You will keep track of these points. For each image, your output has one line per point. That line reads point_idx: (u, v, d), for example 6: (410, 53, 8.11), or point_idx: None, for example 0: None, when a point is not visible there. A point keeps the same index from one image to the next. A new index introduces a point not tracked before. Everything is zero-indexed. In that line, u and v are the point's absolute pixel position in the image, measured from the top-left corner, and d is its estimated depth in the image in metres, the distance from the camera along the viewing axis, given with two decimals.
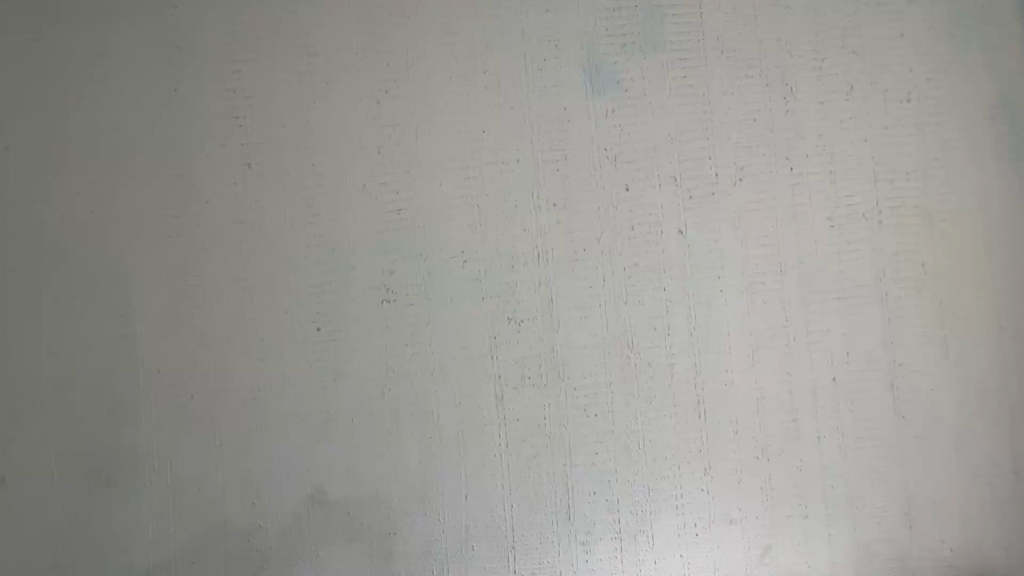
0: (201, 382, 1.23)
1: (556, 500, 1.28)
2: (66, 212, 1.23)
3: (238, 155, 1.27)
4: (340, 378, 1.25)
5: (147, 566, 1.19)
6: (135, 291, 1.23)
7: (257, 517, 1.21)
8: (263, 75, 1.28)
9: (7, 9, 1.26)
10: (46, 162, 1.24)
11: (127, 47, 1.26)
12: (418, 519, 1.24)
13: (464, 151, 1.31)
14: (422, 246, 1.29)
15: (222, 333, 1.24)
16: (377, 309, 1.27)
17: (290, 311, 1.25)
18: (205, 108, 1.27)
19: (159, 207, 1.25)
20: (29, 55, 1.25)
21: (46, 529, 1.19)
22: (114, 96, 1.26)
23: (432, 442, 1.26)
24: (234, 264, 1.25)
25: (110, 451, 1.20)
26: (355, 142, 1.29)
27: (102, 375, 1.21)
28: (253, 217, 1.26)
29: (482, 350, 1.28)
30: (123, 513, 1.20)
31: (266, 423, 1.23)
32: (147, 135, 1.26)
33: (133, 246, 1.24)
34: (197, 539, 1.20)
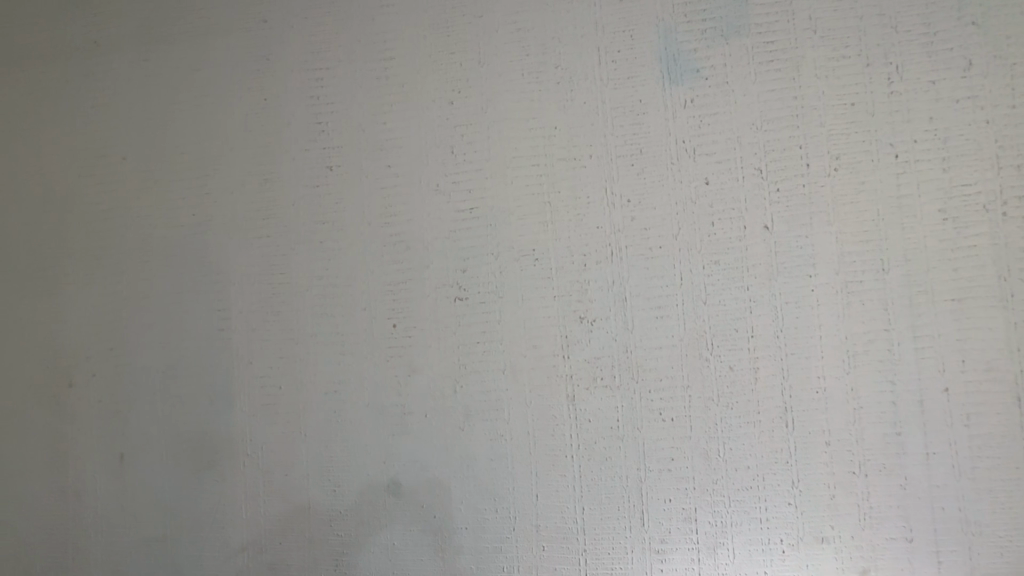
0: (288, 373, 1.30)
1: (629, 505, 1.24)
2: (172, 215, 1.35)
3: (320, 159, 1.33)
4: (415, 374, 1.28)
5: (242, 542, 1.28)
6: (230, 288, 1.33)
7: (337, 504, 1.27)
8: (343, 80, 1.34)
9: (125, 33, 1.39)
10: (157, 170, 1.37)
11: (224, 62, 1.36)
12: (489, 516, 1.25)
13: (535, 148, 1.30)
14: (494, 244, 1.29)
15: (306, 328, 1.31)
16: (449, 306, 1.29)
17: (368, 308, 1.30)
18: (292, 114, 1.34)
19: (252, 210, 1.33)
20: (143, 74, 1.38)
21: (156, 503, 1.31)
22: (213, 107, 1.36)
23: (503, 441, 1.26)
24: (317, 262, 1.31)
25: (209, 434, 1.31)
26: (429, 142, 1.32)
27: (203, 364, 1.32)
28: (335, 218, 1.32)
29: (553, 350, 1.27)
30: (221, 492, 1.29)
31: (346, 415, 1.28)
32: (242, 143, 1.35)
33: (229, 246, 1.33)
34: (284, 520, 1.28)
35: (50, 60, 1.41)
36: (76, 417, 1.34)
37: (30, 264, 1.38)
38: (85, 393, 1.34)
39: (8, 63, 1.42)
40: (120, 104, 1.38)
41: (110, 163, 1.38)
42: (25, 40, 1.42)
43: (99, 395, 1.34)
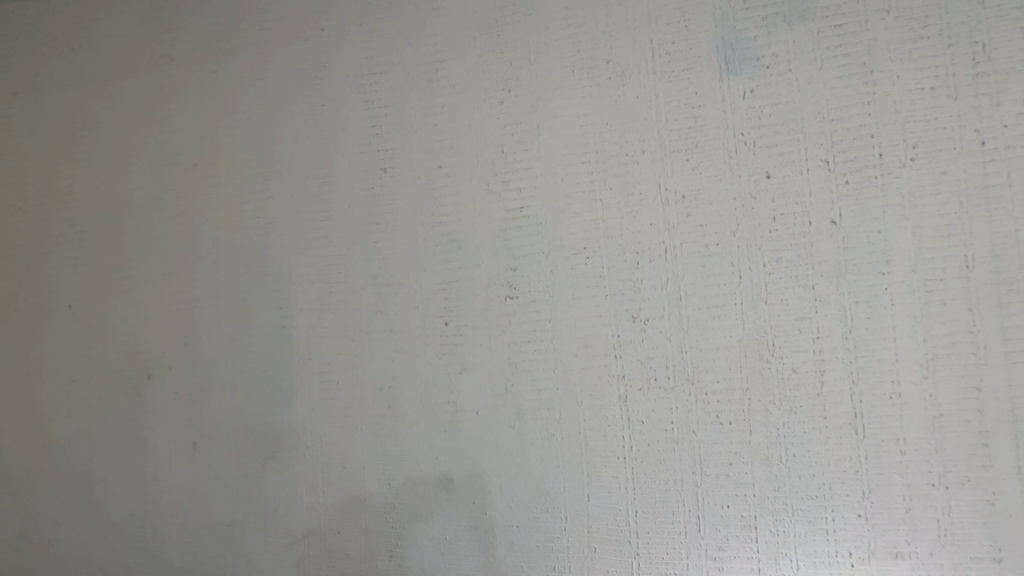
0: (345, 369, 1.34)
1: (684, 510, 1.20)
2: (237, 216, 1.41)
3: (375, 161, 1.36)
4: (466, 371, 1.29)
5: (302, 531, 1.33)
6: (291, 287, 1.37)
7: (392, 497, 1.30)
8: (396, 84, 1.37)
9: (192, 44, 1.45)
10: (223, 175, 1.42)
11: (283, 69, 1.41)
12: (540, 515, 1.25)
13: (586, 145, 1.28)
14: (545, 243, 1.28)
15: (361, 325, 1.34)
16: (500, 305, 1.29)
17: (421, 306, 1.32)
18: (347, 118, 1.38)
19: (311, 211, 1.38)
20: (209, 82, 1.43)
21: (222, 491, 1.37)
22: (274, 113, 1.40)
23: (554, 440, 1.26)
24: (372, 262, 1.35)
25: (271, 427, 1.36)
26: (480, 142, 1.32)
27: (266, 360, 1.37)
28: (388, 219, 1.35)
29: (605, 349, 1.25)
30: (282, 482, 1.34)
31: (399, 410, 1.31)
32: (300, 147, 1.39)
33: (289, 246, 1.38)
34: (341, 511, 1.32)
35: (122, 70, 1.47)
36: (152, 408, 1.41)
37: (109, 264, 1.45)
38: (160, 386, 1.41)
39: (84, 74, 1.49)
40: (188, 112, 1.44)
41: (180, 168, 1.44)
42: (100, 51, 1.49)
43: (172, 388, 1.41)
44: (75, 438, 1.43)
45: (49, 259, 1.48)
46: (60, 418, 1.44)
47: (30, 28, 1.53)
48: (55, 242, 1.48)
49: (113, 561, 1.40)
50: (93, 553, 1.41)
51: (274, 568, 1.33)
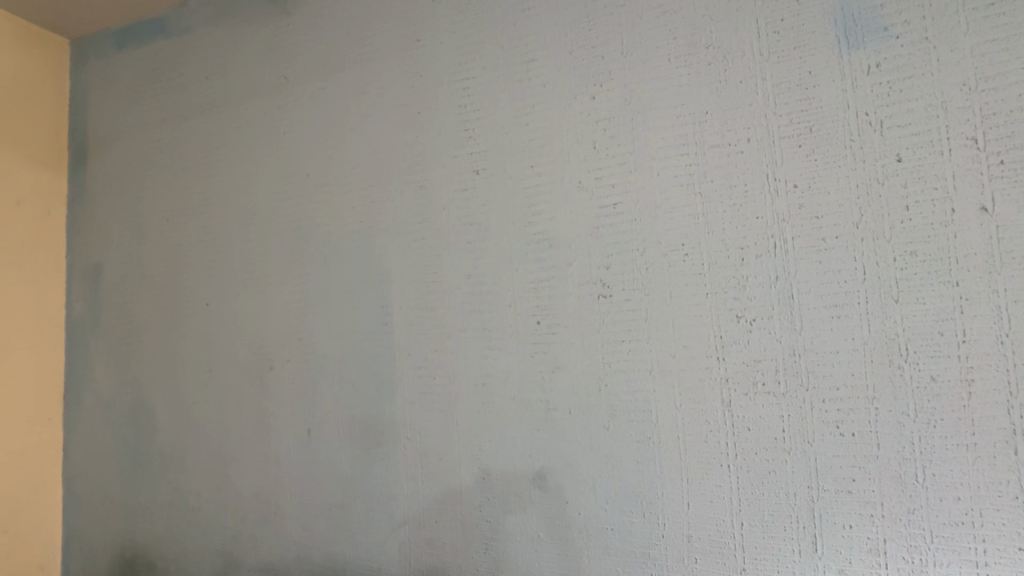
0: (441, 365, 1.39)
1: (797, 526, 1.11)
2: (344, 221, 1.51)
3: (468, 164, 1.40)
4: (559, 370, 1.29)
5: (403, 518, 1.40)
6: (391, 286, 1.45)
7: (487, 491, 1.33)
8: (488, 87, 1.39)
9: (304, 64, 1.58)
10: (330, 183, 1.53)
11: (384, 80, 1.49)
12: (636, 519, 1.22)
13: (684, 137, 1.23)
14: (640, 240, 1.24)
15: (456, 323, 1.38)
16: (594, 304, 1.27)
17: (514, 305, 1.34)
18: (442, 124, 1.43)
19: (409, 215, 1.44)
20: (319, 98, 1.56)
21: (333, 475, 1.48)
22: (375, 123, 1.49)
23: (651, 443, 1.21)
24: (466, 261, 1.38)
25: (375, 418, 1.45)
26: (571, 140, 1.31)
27: (369, 355, 1.46)
28: (481, 219, 1.37)
29: (705, 351, 1.19)
30: (385, 470, 1.42)
31: (493, 407, 1.34)
32: (399, 154, 1.46)
33: (389, 248, 1.46)
34: (439, 502, 1.37)
35: (248, 93, 1.65)
36: (274, 396, 1.56)
37: (239, 267, 1.62)
38: (280, 377, 1.55)
39: (218, 98, 1.68)
40: (301, 127, 1.57)
41: (295, 178, 1.57)
42: (230, 77, 1.67)
43: (290, 378, 1.54)
44: (213, 421, 1.62)
45: (191, 263, 1.68)
46: (201, 403, 1.64)
47: (175, 62, 1.76)
48: (196, 248, 1.68)
49: (242, 533, 1.56)
50: (227, 524, 1.58)
51: (378, 550, 1.42)
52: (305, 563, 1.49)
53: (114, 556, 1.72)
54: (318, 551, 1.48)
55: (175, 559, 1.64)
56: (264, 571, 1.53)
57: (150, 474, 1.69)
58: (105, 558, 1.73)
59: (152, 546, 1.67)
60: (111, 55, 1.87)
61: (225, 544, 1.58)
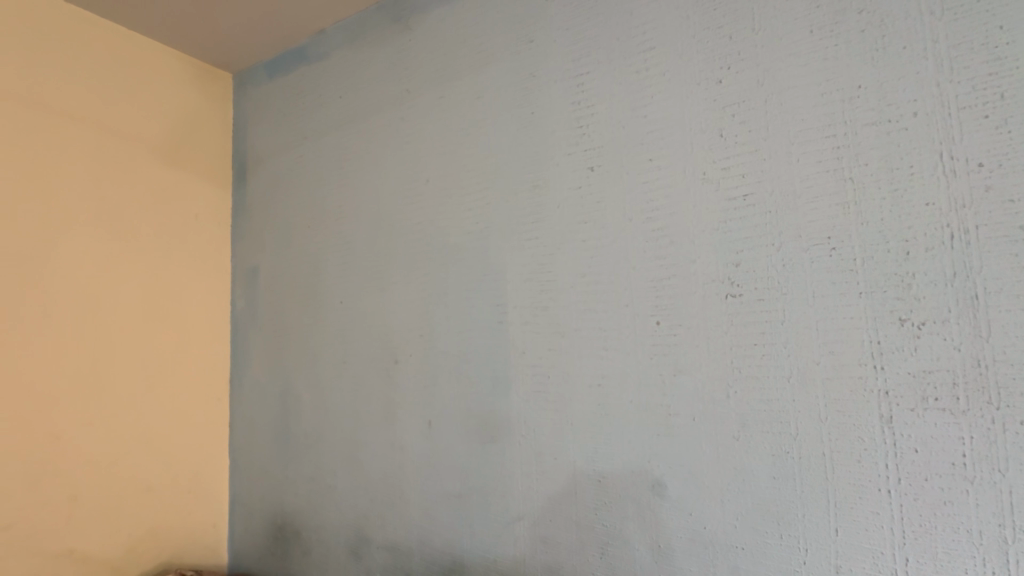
0: (556, 364, 1.39)
1: (983, 572, 0.93)
2: (462, 223, 1.57)
3: (583, 161, 1.37)
4: (682, 374, 1.22)
5: (518, 514, 1.42)
6: (506, 285, 1.48)
7: (603, 495, 1.30)
8: (603, 80, 1.36)
9: (425, 75, 1.67)
10: (448, 186, 1.60)
11: (498, 84, 1.52)
12: (772, 541, 1.11)
13: (830, 116, 1.09)
14: (776, 234, 1.13)
15: (571, 322, 1.37)
16: (720, 304, 1.18)
17: (631, 304, 1.29)
18: (556, 122, 1.42)
19: (523, 215, 1.46)
20: (438, 106, 1.64)
21: (452, 466, 1.55)
22: (489, 126, 1.53)
23: (789, 458, 1.10)
24: (581, 260, 1.36)
25: (491, 414, 1.48)
26: (694, 128, 1.23)
27: (485, 352, 1.51)
28: (597, 217, 1.34)
29: (858, 358, 1.04)
30: (501, 465, 1.46)
31: (610, 409, 1.30)
32: (513, 154, 1.49)
33: (504, 248, 1.49)
34: (554, 501, 1.37)
35: (376, 107, 1.78)
36: (399, 388, 1.67)
37: (368, 268, 1.76)
38: (404, 370, 1.66)
39: (350, 115, 1.85)
40: (422, 135, 1.67)
41: (416, 184, 1.67)
42: (360, 94, 1.83)
43: (413, 372, 1.64)
44: (347, 408, 1.78)
45: (328, 265, 1.87)
46: (337, 391, 1.81)
47: (314, 85, 1.96)
48: (332, 252, 1.86)
49: (372, 512, 1.70)
50: (359, 503, 1.73)
51: (494, 543, 1.46)
52: (426, 547, 1.58)
53: (268, 522, 1.96)
54: (438, 537, 1.56)
55: (316, 530, 1.83)
56: (390, 549, 1.65)
57: (296, 452, 1.91)
58: (261, 522, 1.98)
59: (297, 517, 1.88)
60: (264, 84, 2.14)
61: (357, 521, 1.73)
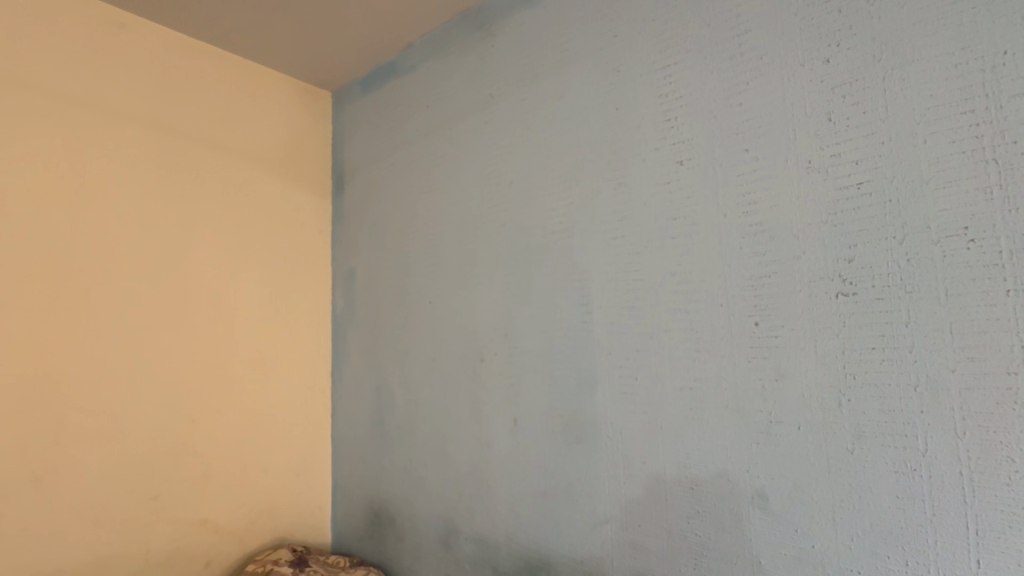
0: (644, 366, 1.35)
1: None
2: (545, 223, 1.58)
3: (671, 155, 1.32)
4: (784, 379, 1.13)
5: (605, 516, 1.40)
6: (591, 285, 1.46)
7: (696, 503, 1.24)
8: (693, 70, 1.30)
9: (508, 78, 1.70)
10: (531, 186, 1.62)
11: (582, 82, 1.51)
12: (895, 567, 1.00)
13: (967, 90, 0.96)
14: (898, 225, 1.02)
15: (660, 322, 1.33)
16: (830, 304, 1.09)
17: (726, 304, 1.22)
18: (642, 116, 1.38)
19: (608, 213, 1.43)
20: (521, 107, 1.66)
21: (538, 464, 1.56)
22: (573, 124, 1.53)
23: (917, 477, 0.98)
24: (670, 258, 1.31)
25: (577, 414, 1.48)
26: (797, 113, 1.14)
27: (570, 352, 1.50)
28: (687, 213, 1.29)
29: (1005, 365, 0.91)
30: (587, 466, 1.44)
31: (704, 413, 1.24)
32: (596, 152, 1.47)
33: (588, 247, 1.47)
34: (643, 507, 1.33)
35: (460, 114, 1.85)
36: (485, 385, 1.72)
37: (455, 269, 1.83)
38: (490, 368, 1.71)
39: (436, 123, 1.93)
40: (506, 137, 1.70)
41: (500, 186, 1.71)
42: (445, 101, 1.90)
43: (499, 370, 1.68)
44: (436, 404, 1.87)
45: (418, 267, 1.97)
46: (427, 387, 1.90)
47: (403, 96, 2.08)
48: (421, 254, 1.96)
49: (460, 505, 1.76)
50: (448, 495, 1.81)
51: (581, 543, 1.45)
52: (513, 542, 1.61)
53: (366, 507, 2.11)
54: (525, 534, 1.58)
55: (409, 518, 1.93)
56: (478, 542, 1.70)
57: (390, 444, 2.02)
58: (360, 507, 2.13)
59: (392, 504, 2.00)
60: (358, 99, 2.30)
61: (447, 512, 1.80)
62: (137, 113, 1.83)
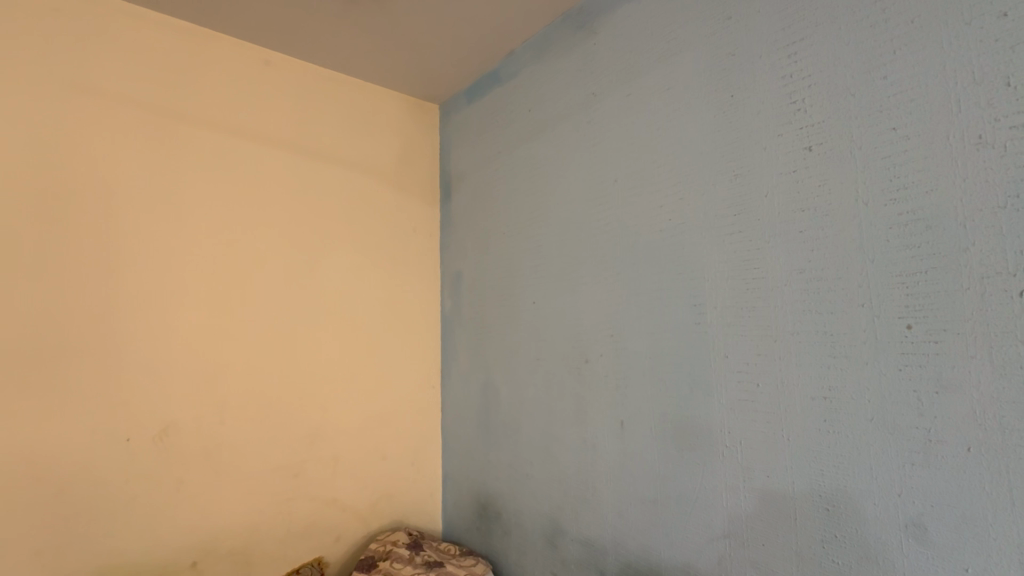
0: (766, 372, 1.24)
1: None
2: (653, 221, 1.52)
3: (798, 141, 1.21)
4: (948, 392, 0.98)
5: (722, 531, 1.32)
6: (705, 285, 1.38)
7: (833, 526, 1.12)
8: (825, 45, 1.17)
9: (612, 75, 1.67)
10: (637, 184, 1.58)
11: (691, 71, 1.44)
12: None
13: None
14: None
15: (785, 325, 1.21)
16: (1011, 305, 0.92)
17: (869, 306, 1.08)
18: (762, 101, 1.28)
19: (723, 208, 1.34)
20: (626, 103, 1.62)
21: (648, 471, 1.50)
22: (682, 116, 1.46)
23: None
24: (798, 254, 1.20)
25: (689, 420, 1.40)
26: (962, 82, 0.98)
27: (682, 356, 1.43)
28: (819, 204, 1.16)
29: None
30: (701, 477, 1.37)
31: (840, 427, 1.11)
32: (709, 143, 1.39)
33: (701, 245, 1.39)
34: (768, 525, 1.22)
35: (563, 115, 1.85)
36: (589, 386, 1.70)
37: (558, 269, 1.84)
38: (594, 369, 1.69)
39: (539, 126, 1.96)
40: (610, 135, 1.67)
41: (604, 185, 1.68)
42: (547, 104, 1.92)
43: (603, 371, 1.66)
44: (540, 403, 1.89)
45: (522, 268, 2.01)
46: (531, 386, 1.93)
47: (507, 102, 2.13)
48: (525, 256, 2.00)
49: (566, 505, 1.76)
50: (553, 494, 1.82)
51: (695, 557, 1.37)
52: (620, 548, 1.57)
53: (474, 500, 2.19)
54: (633, 540, 1.54)
55: (515, 513, 1.98)
56: (584, 545, 1.69)
57: (496, 440, 2.09)
58: (468, 499, 2.23)
59: (498, 498, 2.07)
60: (463, 109, 2.41)
61: (552, 511, 1.82)
62: (280, 136, 2.09)
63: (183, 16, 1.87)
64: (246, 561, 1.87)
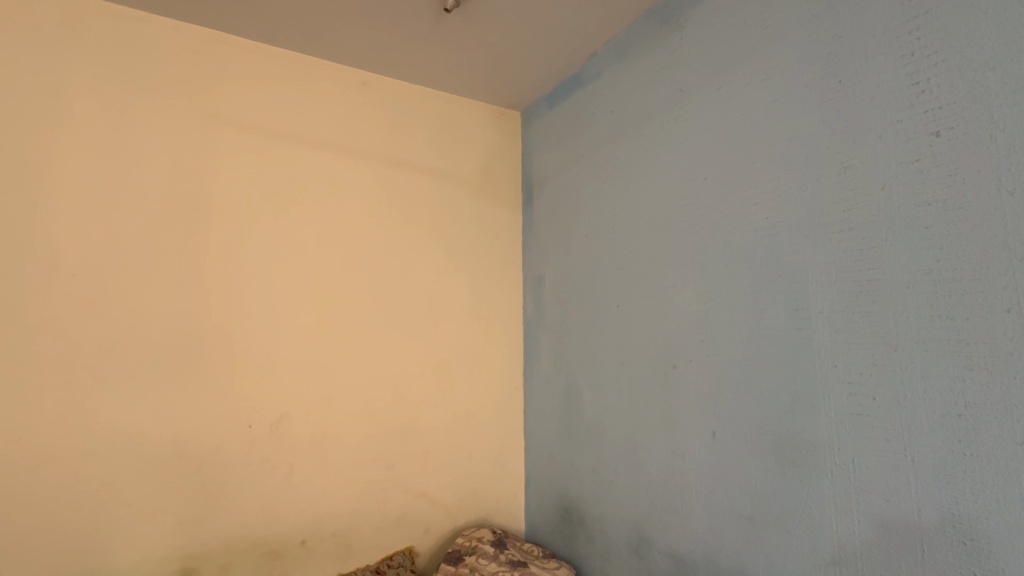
0: (884, 383, 1.12)
1: None
2: (748, 220, 1.44)
3: (921, 126, 1.08)
4: None
5: (831, 557, 1.20)
6: (809, 288, 1.28)
7: (972, 562, 0.98)
8: (955, 17, 1.05)
9: (700, 68, 1.61)
10: (730, 181, 1.50)
11: (791, 57, 1.34)
12: None
13: None
14: None
15: (908, 332, 1.09)
16: None
17: (1017, 311, 0.94)
18: (877, 84, 1.16)
19: (830, 204, 1.23)
20: (716, 97, 1.55)
21: (744, 485, 1.41)
22: (781, 107, 1.36)
23: None
24: (923, 253, 1.07)
25: (791, 434, 1.30)
26: None
27: (783, 364, 1.33)
28: (949, 195, 1.03)
29: None
30: (806, 495, 1.26)
31: (980, 448, 0.98)
32: (813, 134, 1.28)
33: (804, 245, 1.29)
34: (887, 554, 1.10)
35: (648, 113, 1.81)
36: (677, 393, 1.64)
37: (644, 272, 1.80)
38: (683, 375, 1.62)
39: (622, 126, 1.93)
40: (699, 131, 1.60)
41: (693, 183, 1.62)
42: (631, 103, 1.89)
43: (693, 377, 1.59)
44: (625, 409, 1.85)
45: (605, 270, 1.98)
46: (615, 391, 1.90)
47: (589, 104, 2.13)
48: (608, 258, 1.97)
49: (653, 515, 1.71)
50: (638, 502, 1.77)
51: None
52: (713, 564, 1.50)
53: (557, 503, 2.20)
54: (727, 557, 1.46)
55: (598, 519, 1.95)
56: (673, 558, 1.63)
57: (579, 444, 2.08)
58: (551, 502, 2.24)
59: (581, 503, 2.05)
60: (545, 115, 2.43)
61: (638, 520, 1.77)
62: (375, 150, 2.25)
63: (295, 48, 2.10)
64: (346, 544, 2.02)
